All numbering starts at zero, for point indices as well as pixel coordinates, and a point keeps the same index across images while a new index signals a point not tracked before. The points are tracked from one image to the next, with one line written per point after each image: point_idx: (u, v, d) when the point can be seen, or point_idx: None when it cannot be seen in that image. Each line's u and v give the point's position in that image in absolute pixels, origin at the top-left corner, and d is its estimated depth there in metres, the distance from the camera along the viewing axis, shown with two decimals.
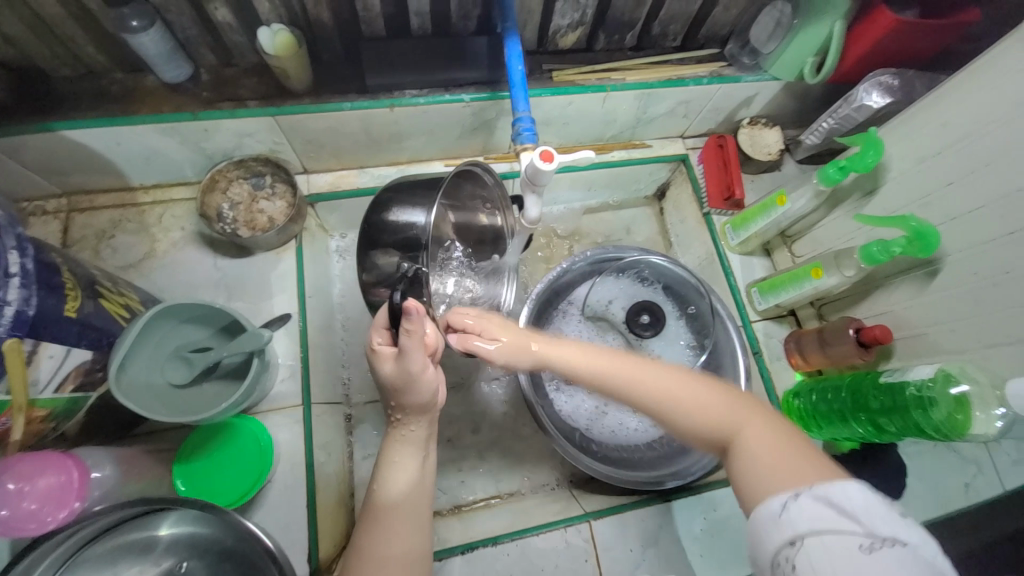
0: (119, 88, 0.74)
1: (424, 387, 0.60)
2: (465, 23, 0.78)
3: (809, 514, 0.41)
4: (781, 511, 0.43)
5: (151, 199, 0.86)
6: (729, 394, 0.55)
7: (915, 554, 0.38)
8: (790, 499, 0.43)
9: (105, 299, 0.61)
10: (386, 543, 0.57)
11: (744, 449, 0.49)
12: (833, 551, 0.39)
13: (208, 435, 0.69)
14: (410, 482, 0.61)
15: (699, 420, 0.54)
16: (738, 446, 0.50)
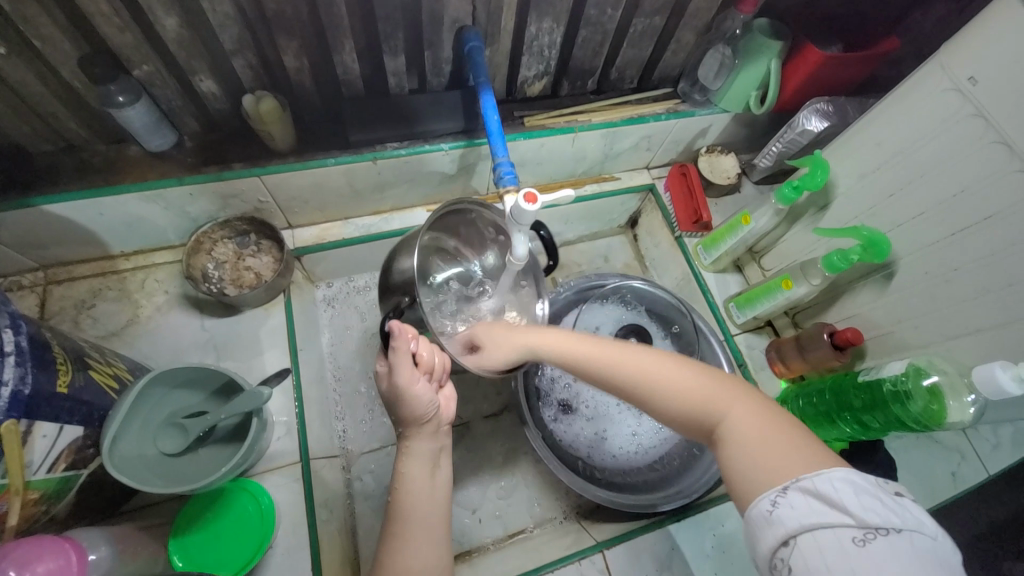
0: (102, 160, 0.75)
1: (416, 403, 0.61)
2: (439, 80, 0.84)
3: (800, 510, 0.40)
4: (772, 508, 0.41)
5: (132, 265, 0.85)
6: (705, 379, 0.53)
7: (908, 541, 0.37)
8: (778, 495, 0.41)
9: (96, 371, 0.60)
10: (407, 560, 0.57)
11: (730, 437, 0.48)
12: (827, 546, 0.38)
13: (205, 503, 0.67)
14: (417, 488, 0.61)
15: (686, 416, 0.51)
16: (724, 435, 0.48)
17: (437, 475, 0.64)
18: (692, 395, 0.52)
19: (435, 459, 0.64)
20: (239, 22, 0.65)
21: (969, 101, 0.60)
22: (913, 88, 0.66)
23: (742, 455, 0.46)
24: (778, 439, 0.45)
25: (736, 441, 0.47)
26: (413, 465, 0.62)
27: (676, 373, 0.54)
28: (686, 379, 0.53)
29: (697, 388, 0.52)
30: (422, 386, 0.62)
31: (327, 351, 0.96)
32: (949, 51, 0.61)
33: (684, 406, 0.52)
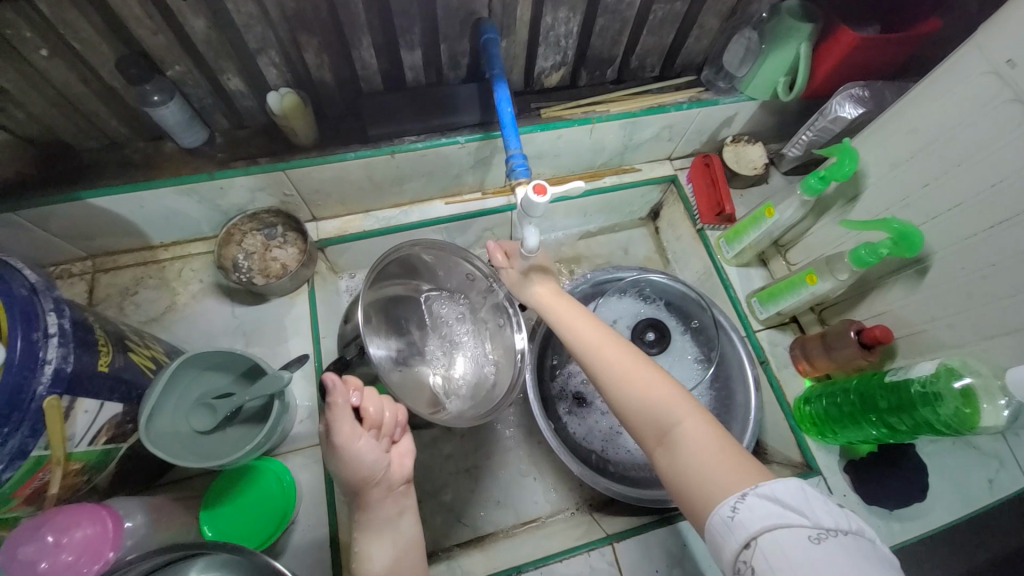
0: (141, 156, 0.80)
1: (363, 461, 0.62)
2: (456, 73, 0.85)
3: (758, 512, 0.45)
4: (733, 513, 0.46)
5: (170, 255, 0.90)
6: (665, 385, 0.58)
7: (853, 541, 0.43)
8: (738, 500, 0.47)
9: (134, 353, 0.66)
10: None
11: (682, 441, 0.53)
12: (787, 544, 0.43)
13: (231, 479, 0.71)
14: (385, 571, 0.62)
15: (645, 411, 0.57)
16: (676, 438, 0.54)
17: (400, 552, 0.64)
18: (653, 402, 0.57)
19: (393, 522, 0.65)
20: (261, 22, 0.67)
21: (1008, 85, 0.56)
22: (950, 72, 0.62)
23: (696, 460, 0.52)
24: (725, 452, 0.51)
25: (688, 449, 0.53)
26: (373, 540, 0.64)
27: (646, 378, 0.59)
28: (653, 385, 0.58)
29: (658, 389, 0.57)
30: (365, 441, 0.62)
31: None
32: (989, 30, 0.57)
33: (641, 404, 0.57)
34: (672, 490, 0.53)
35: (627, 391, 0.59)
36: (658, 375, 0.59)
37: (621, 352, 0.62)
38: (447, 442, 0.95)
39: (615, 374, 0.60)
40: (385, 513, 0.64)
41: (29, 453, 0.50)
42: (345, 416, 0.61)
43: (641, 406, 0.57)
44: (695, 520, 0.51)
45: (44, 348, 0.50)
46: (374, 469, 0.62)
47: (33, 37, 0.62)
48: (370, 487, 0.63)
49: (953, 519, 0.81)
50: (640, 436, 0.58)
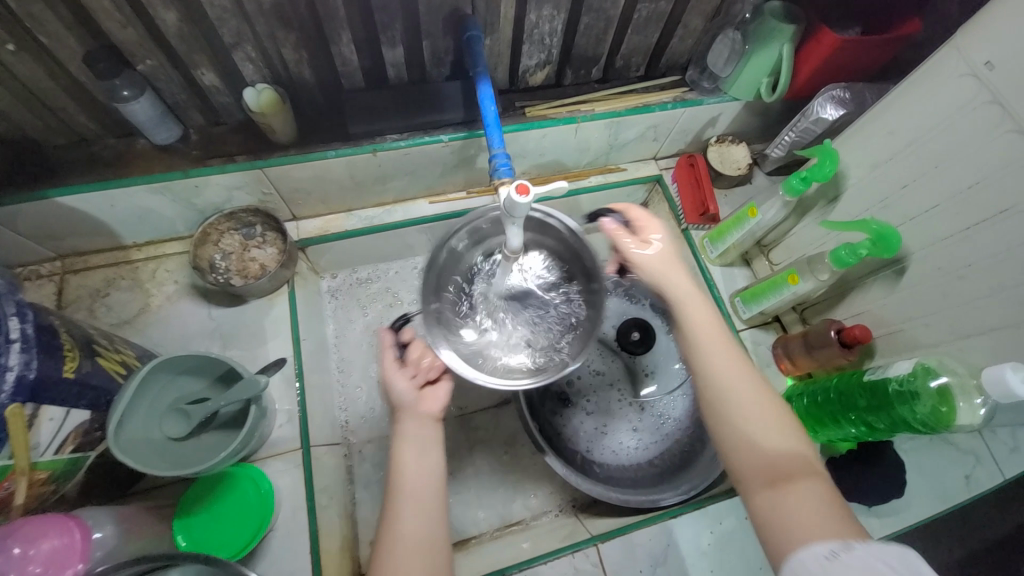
0: (112, 153, 0.77)
1: (396, 393, 0.65)
2: (440, 70, 0.83)
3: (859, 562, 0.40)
4: (828, 556, 0.41)
5: (144, 255, 0.88)
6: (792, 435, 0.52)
7: None
8: (840, 548, 0.42)
9: (103, 358, 0.64)
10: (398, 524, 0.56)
11: (793, 491, 0.48)
12: None
13: (206, 487, 0.69)
14: (407, 483, 0.58)
15: (763, 454, 0.51)
16: (790, 486, 0.48)
17: (426, 486, 0.59)
18: (777, 450, 0.51)
19: (425, 453, 0.61)
20: (236, 15, 0.65)
21: (986, 88, 0.57)
22: (928, 74, 0.63)
23: (807, 511, 0.46)
24: (838, 513, 0.46)
25: (805, 499, 0.47)
26: (401, 453, 0.61)
27: (771, 423, 0.53)
28: (777, 434, 0.52)
29: (784, 435, 0.52)
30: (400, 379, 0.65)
31: (331, 340, 0.97)
32: (968, 33, 0.57)
33: (767, 442, 0.52)
34: (762, 531, 0.48)
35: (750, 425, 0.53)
36: (789, 428, 0.53)
37: (749, 386, 0.55)
38: None
39: (737, 406, 0.54)
40: (412, 431, 0.62)
41: None
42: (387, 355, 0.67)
43: (757, 445, 0.52)
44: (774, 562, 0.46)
45: (5, 354, 0.48)
46: (408, 399, 0.64)
47: None
48: (405, 413, 0.64)
49: (930, 514, 0.82)
50: (742, 473, 0.51)
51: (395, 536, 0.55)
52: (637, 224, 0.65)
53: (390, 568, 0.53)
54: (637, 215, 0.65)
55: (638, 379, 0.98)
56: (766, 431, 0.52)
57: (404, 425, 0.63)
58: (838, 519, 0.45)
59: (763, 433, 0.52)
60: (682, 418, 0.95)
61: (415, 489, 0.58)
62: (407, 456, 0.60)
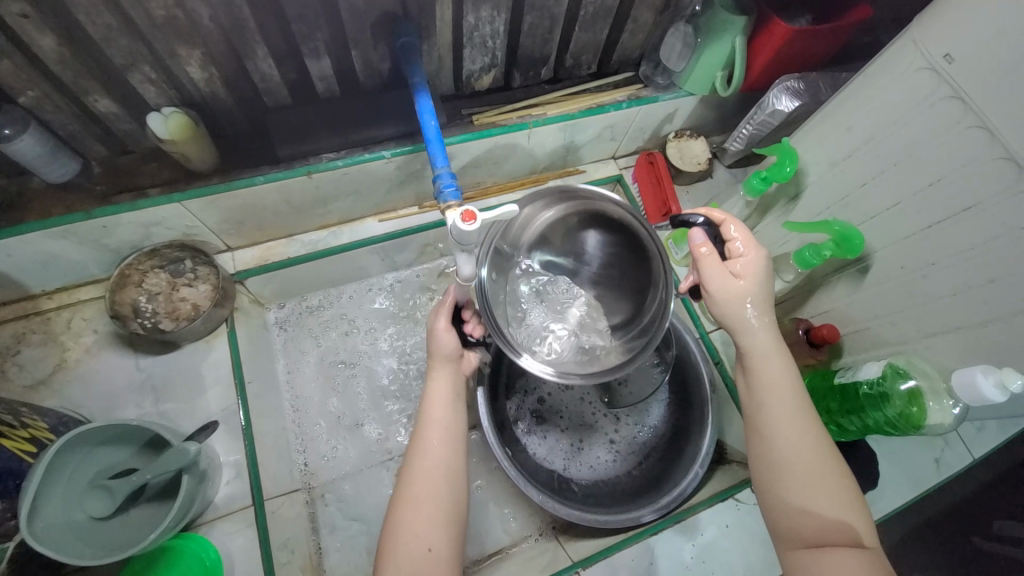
0: (1, 196, 0.68)
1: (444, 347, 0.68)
2: (375, 80, 0.76)
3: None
4: None
5: (56, 304, 0.78)
6: (842, 502, 0.53)
7: None
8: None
9: (5, 438, 0.56)
10: (424, 456, 0.61)
11: (828, 560, 0.51)
12: None
13: (150, 557, 0.63)
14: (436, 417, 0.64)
15: (807, 519, 0.53)
16: (827, 555, 0.51)
17: (453, 429, 0.64)
18: (822, 517, 0.53)
19: (453, 401, 0.67)
20: (126, 34, 0.57)
21: (945, 82, 0.55)
22: (887, 67, 0.60)
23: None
24: None
25: (849, 571, 0.50)
26: (436, 388, 0.67)
27: (833, 492, 0.53)
28: (835, 503, 0.53)
29: (832, 503, 0.53)
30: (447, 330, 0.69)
31: (283, 377, 0.90)
32: (924, 24, 0.55)
33: (816, 509, 0.53)
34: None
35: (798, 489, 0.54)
36: (848, 495, 0.53)
37: (815, 451, 0.55)
38: None
39: (799, 474, 0.54)
40: (447, 373, 0.68)
41: None
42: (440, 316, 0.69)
43: (805, 509, 0.53)
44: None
45: None
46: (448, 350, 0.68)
47: None
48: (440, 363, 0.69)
49: (905, 502, 0.83)
50: (787, 530, 0.54)
51: (413, 462, 0.61)
52: (728, 248, 0.61)
53: (411, 490, 0.59)
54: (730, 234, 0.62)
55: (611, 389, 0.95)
56: (815, 500, 0.53)
57: (439, 368, 0.68)
58: None
59: (809, 502, 0.53)
60: (658, 425, 0.94)
61: (443, 429, 0.64)
62: (440, 390, 0.67)
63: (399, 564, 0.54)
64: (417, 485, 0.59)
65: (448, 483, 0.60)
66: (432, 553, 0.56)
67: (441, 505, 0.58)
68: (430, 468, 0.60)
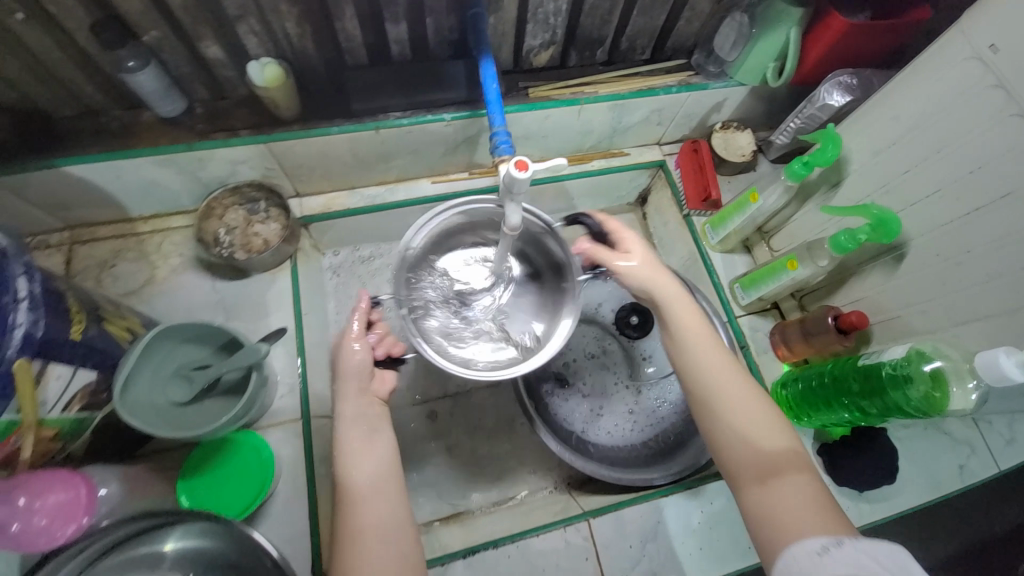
0: (118, 125, 0.79)
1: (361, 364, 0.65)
2: (443, 48, 0.83)
3: (848, 559, 0.45)
4: (821, 553, 0.46)
5: (150, 228, 0.89)
6: (773, 429, 0.58)
7: None
8: (830, 543, 0.47)
9: (111, 323, 0.66)
10: (353, 476, 0.58)
11: (775, 485, 0.54)
12: None
13: (210, 450, 0.71)
14: (359, 458, 0.60)
15: (750, 450, 0.56)
16: (772, 479, 0.54)
17: (380, 441, 0.62)
18: (758, 444, 0.57)
19: (373, 408, 0.63)
20: None
21: (991, 71, 0.56)
22: (932, 58, 0.62)
23: (797, 502, 0.52)
24: (824, 505, 0.52)
25: (795, 494, 0.53)
26: (347, 411, 0.63)
27: (768, 422, 0.58)
28: (772, 432, 0.57)
29: (766, 431, 0.57)
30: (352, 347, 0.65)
31: (333, 317, 0.98)
32: (973, 15, 0.57)
33: (750, 438, 0.57)
34: (752, 520, 0.54)
35: (733, 422, 0.58)
36: (782, 423, 0.58)
37: (746, 388, 0.60)
38: (429, 422, 0.96)
39: (736, 408, 0.59)
40: (359, 392, 0.64)
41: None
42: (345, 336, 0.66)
43: (750, 441, 0.57)
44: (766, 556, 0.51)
45: (13, 312, 0.50)
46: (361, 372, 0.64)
47: None
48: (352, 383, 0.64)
49: (924, 502, 0.83)
50: (734, 465, 0.57)
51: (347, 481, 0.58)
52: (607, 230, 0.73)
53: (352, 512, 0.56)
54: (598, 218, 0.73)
55: (637, 361, 0.99)
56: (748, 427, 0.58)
57: (346, 397, 0.63)
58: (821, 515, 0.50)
59: (745, 430, 0.57)
60: (678, 402, 0.96)
61: (366, 442, 0.61)
62: (353, 409, 0.63)
63: None
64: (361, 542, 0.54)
65: (393, 525, 0.56)
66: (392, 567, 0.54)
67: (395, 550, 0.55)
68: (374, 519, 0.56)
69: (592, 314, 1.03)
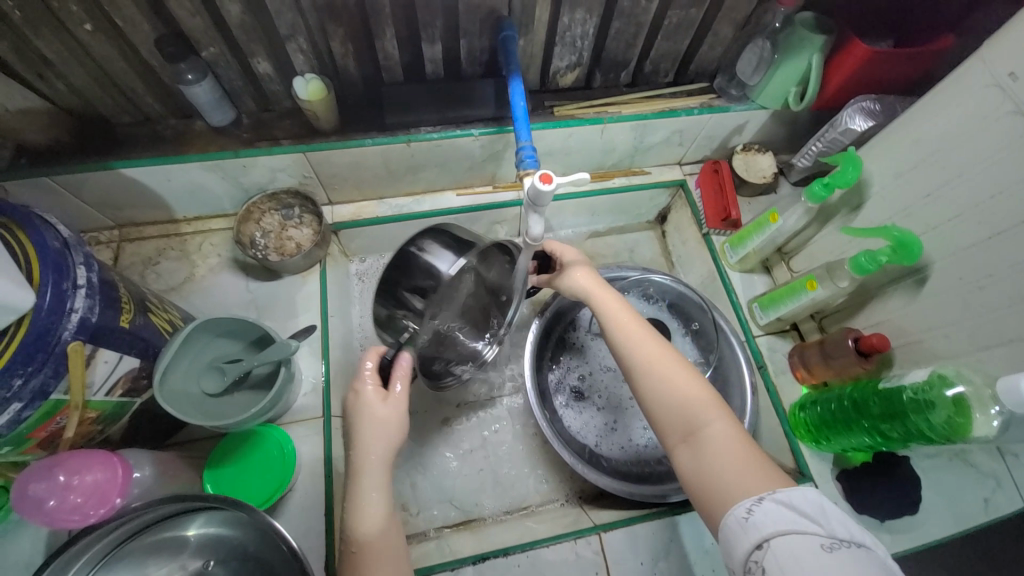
0: (172, 132, 0.85)
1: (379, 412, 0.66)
2: (475, 68, 0.88)
3: (771, 516, 0.50)
4: (747, 515, 0.51)
5: (193, 229, 0.95)
6: (698, 389, 0.63)
7: (868, 554, 0.46)
8: (754, 504, 0.52)
9: (155, 315, 0.70)
10: (360, 511, 0.61)
11: (706, 440, 0.59)
12: (797, 548, 0.47)
13: (235, 443, 0.74)
14: (372, 528, 0.60)
15: (684, 413, 0.62)
16: (704, 435, 0.59)
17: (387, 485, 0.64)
18: (687, 403, 0.62)
19: (393, 445, 0.65)
20: (292, 10, 0.71)
21: (1010, 98, 0.57)
22: (952, 85, 0.63)
23: (721, 458, 0.57)
24: (749, 453, 0.57)
25: (716, 447, 0.58)
26: (367, 437, 0.64)
27: (682, 380, 0.64)
28: (687, 390, 0.63)
29: (692, 393, 0.63)
30: (379, 404, 0.66)
31: (356, 321, 1.02)
32: (992, 45, 0.58)
33: (676, 401, 0.62)
34: (689, 483, 0.59)
35: (660, 390, 0.64)
36: (692, 379, 0.64)
37: (660, 353, 0.67)
38: (444, 428, 0.97)
39: (654, 374, 0.65)
40: (377, 425, 0.65)
41: (49, 394, 0.54)
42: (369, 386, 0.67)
43: (670, 404, 0.63)
44: (711, 515, 0.56)
45: (72, 297, 0.55)
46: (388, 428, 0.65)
47: (81, 14, 0.67)
48: (372, 447, 0.64)
49: (947, 536, 0.81)
50: (664, 430, 0.63)
51: (353, 510, 0.61)
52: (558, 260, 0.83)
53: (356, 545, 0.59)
54: (557, 250, 0.84)
55: None
56: (679, 391, 0.63)
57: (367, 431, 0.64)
58: (748, 465, 0.56)
59: (677, 395, 0.63)
60: None
61: (380, 475, 0.63)
62: (377, 441, 0.64)
63: None
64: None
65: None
66: None
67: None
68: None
69: None
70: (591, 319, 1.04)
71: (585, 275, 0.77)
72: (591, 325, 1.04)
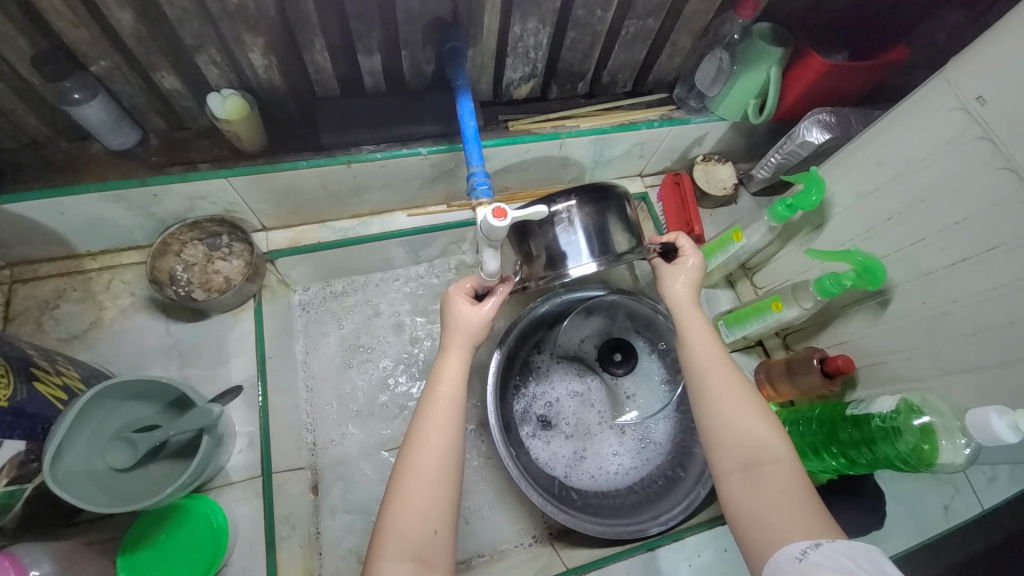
0: (63, 157, 0.72)
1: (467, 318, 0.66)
2: (419, 80, 0.80)
3: (828, 561, 0.46)
4: (801, 556, 0.48)
5: (98, 265, 0.82)
6: (768, 425, 0.60)
7: None
8: (809, 547, 0.49)
9: (40, 382, 0.59)
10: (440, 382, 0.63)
11: (767, 476, 0.56)
12: None
13: (156, 519, 0.65)
14: (440, 419, 0.61)
15: (748, 446, 0.58)
16: (768, 471, 0.56)
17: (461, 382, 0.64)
18: (751, 438, 0.59)
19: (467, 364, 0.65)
20: (199, 18, 0.61)
21: (976, 122, 0.56)
22: (914, 107, 0.62)
23: (780, 496, 0.54)
24: (808, 500, 0.54)
25: (778, 485, 0.55)
26: (458, 312, 0.67)
27: (748, 411, 0.61)
28: (757, 422, 0.60)
29: (759, 429, 0.59)
30: (467, 310, 0.67)
31: (301, 358, 0.92)
32: (955, 68, 0.57)
33: (744, 435, 0.59)
34: (737, 515, 0.56)
35: (726, 418, 0.61)
36: (764, 414, 0.60)
37: (732, 378, 0.63)
38: None
39: (724, 398, 0.62)
40: (459, 338, 0.66)
41: None
42: (461, 290, 0.68)
43: (737, 436, 0.59)
44: (754, 553, 0.53)
45: None
46: (473, 330, 0.66)
47: None
48: (456, 335, 0.66)
49: (908, 547, 0.81)
50: (720, 456, 0.60)
51: (427, 395, 0.62)
52: (677, 255, 0.74)
53: (421, 432, 0.60)
54: (682, 246, 0.74)
55: (619, 402, 0.95)
56: (740, 424, 0.60)
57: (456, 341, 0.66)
58: (808, 514, 0.52)
59: (738, 429, 0.60)
60: (663, 442, 0.93)
61: (458, 365, 0.65)
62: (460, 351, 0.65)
63: (401, 543, 0.54)
64: (417, 463, 0.58)
65: (445, 463, 0.58)
66: (438, 535, 0.56)
67: (444, 486, 0.57)
68: (430, 459, 0.58)
69: (575, 349, 0.99)
70: (555, 341, 0.99)
71: (685, 284, 0.72)
72: (557, 345, 0.99)
